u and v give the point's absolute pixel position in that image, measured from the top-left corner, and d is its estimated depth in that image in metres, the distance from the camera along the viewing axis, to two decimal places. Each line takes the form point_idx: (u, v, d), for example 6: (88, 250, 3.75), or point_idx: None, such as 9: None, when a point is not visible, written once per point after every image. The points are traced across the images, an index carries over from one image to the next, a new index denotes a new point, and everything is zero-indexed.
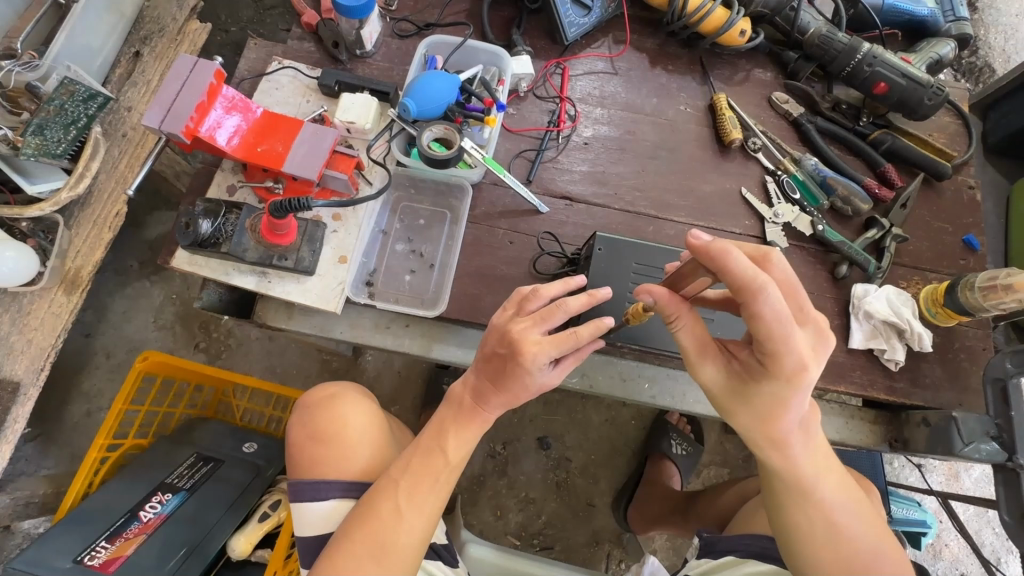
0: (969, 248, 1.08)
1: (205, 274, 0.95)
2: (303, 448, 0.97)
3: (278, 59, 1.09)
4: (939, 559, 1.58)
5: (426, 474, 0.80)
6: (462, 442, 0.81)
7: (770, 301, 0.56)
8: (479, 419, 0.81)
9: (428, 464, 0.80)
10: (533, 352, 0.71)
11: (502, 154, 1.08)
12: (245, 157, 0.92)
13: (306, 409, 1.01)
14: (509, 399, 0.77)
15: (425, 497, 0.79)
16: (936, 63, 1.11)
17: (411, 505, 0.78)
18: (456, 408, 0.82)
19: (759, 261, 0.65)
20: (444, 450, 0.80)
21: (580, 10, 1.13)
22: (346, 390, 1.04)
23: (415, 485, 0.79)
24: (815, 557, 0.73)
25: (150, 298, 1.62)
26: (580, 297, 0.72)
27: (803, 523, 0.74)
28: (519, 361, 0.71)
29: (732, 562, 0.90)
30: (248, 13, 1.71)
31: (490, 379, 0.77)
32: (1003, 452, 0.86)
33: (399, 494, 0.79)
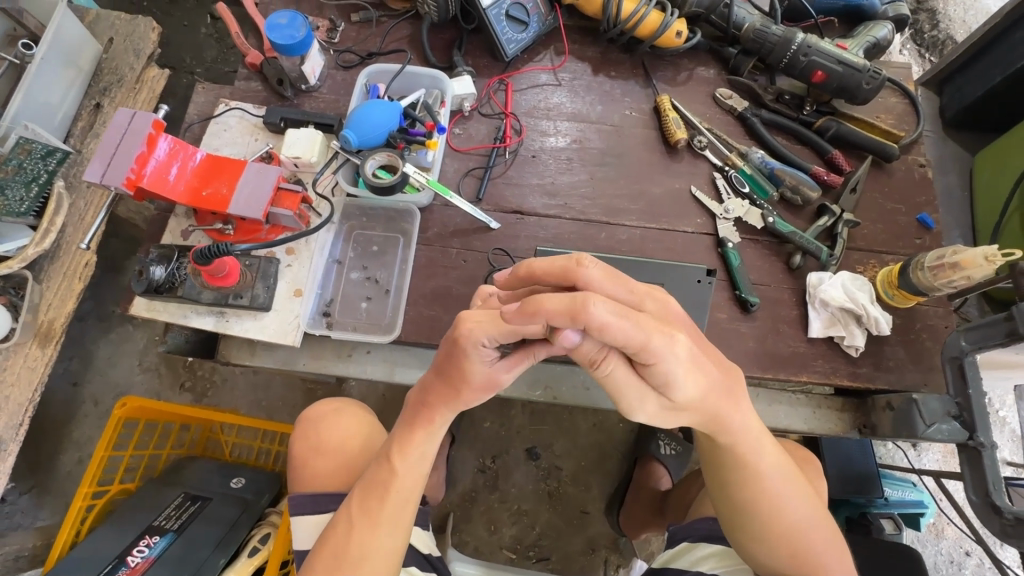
0: (924, 226, 1.08)
1: (164, 319, 0.96)
2: (305, 461, 0.97)
3: (225, 101, 1.11)
4: (942, 538, 1.55)
5: (374, 489, 0.78)
6: (411, 454, 0.77)
7: (603, 309, 0.55)
8: (425, 424, 0.76)
9: (378, 476, 0.78)
10: (469, 328, 0.63)
11: (451, 175, 1.09)
12: (191, 202, 0.94)
13: (308, 422, 1.02)
14: (450, 394, 0.72)
15: (376, 512, 0.77)
16: (874, 47, 1.12)
17: (362, 517, 0.77)
18: (407, 415, 0.78)
19: (571, 268, 0.62)
20: (391, 463, 0.78)
21: (518, 26, 1.14)
22: (349, 405, 1.06)
23: (365, 496, 0.78)
24: (760, 538, 0.78)
25: (133, 342, 1.64)
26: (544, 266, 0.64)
27: (751, 512, 0.78)
28: (456, 343, 0.65)
29: (685, 549, 0.94)
30: (211, 54, 1.74)
31: (436, 375, 0.72)
32: (964, 431, 0.87)
33: (351, 506, 0.79)
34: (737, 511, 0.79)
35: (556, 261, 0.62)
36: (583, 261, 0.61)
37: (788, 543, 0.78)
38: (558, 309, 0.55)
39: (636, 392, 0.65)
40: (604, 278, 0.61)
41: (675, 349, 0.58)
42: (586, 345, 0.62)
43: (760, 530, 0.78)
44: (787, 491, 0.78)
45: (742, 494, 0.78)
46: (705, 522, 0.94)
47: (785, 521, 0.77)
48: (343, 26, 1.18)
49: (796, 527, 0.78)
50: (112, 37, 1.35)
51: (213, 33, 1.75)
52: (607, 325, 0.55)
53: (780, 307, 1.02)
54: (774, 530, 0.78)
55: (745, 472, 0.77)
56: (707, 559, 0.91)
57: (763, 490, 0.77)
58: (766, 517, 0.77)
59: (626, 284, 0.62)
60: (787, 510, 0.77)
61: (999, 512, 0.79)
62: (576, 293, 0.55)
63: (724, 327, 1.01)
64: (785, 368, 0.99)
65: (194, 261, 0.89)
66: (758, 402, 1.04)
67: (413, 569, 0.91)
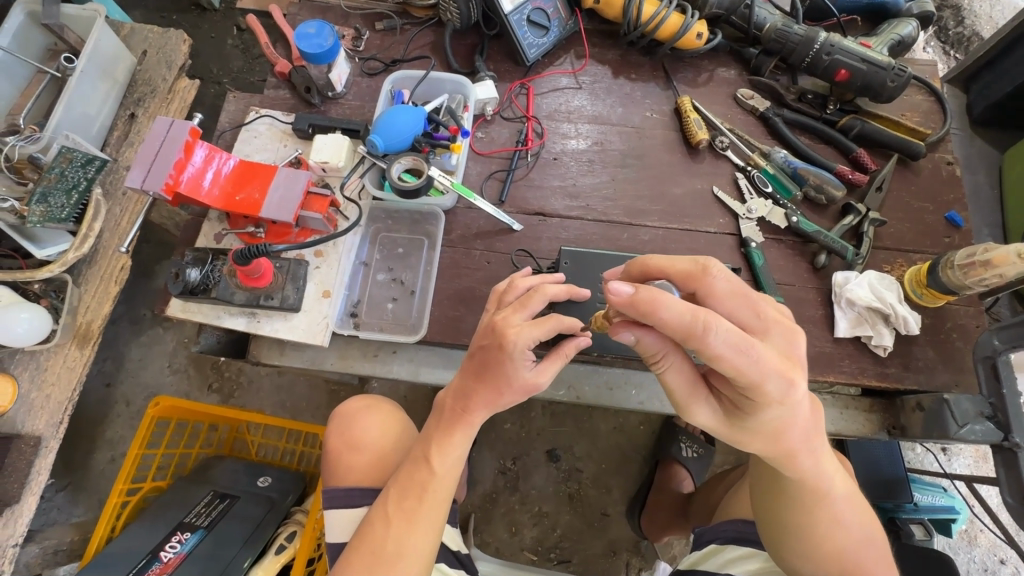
0: (953, 225, 1.07)
1: (198, 319, 0.99)
2: (338, 455, 0.99)
3: (255, 109, 1.15)
4: (975, 546, 1.50)
5: (411, 487, 0.79)
6: (449, 454, 0.78)
7: (719, 337, 0.55)
8: (465, 423, 0.76)
9: (414, 475, 0.79)
10: (514, 338, 0.66)
11: (474, 178, 1.11)
12: (226, 207, 0.97)
13: (343, 416, 1.04)
14: (492, 392, 0.71)
15: (412, 509, 0.78)
16: (898, 45, 1.12)
17: (399, 515, 0.78)
18: (443, 416, 0.78)
19: (699, 273, 0.64)
20: (430, 463, 0.78)
21: (538, 31, 1.15)
22: (382, 401, 1.08)
23: (401, 496, 0.79)
24: (814, 555, 0.76)
25: (163, 344, 1.69)
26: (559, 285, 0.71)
27: (809, 525, 0.76)
28: (503, 350, 0.66)
29: (713, 551, 0.94)
30: (237, 64, 1.79)
31: (471, 373, 0.71)
32: (999, 432, 0.85)
33: (388, 502, 0.80)
34: (790, 526, 0.77)
35: (683, 263, 0.65)
36: (711, 270, 0.63)
37: (833, 555, 0.76)
38: (676, 321, 0.55)
39: (692, 395, 0.67)
40: (729, 293, 0.63)
41: (787, 392, 0.60)
42: (645, 344, 0.63)
43: (808, 544, 0.76)
44: (847, 513, 0.76)
45: (798, 515, 0.76)
46: (734, 525, 0.93)
47: (840, 539, 0.76)
48: (367, 34, 1.22)
49: (848, 541, 0.76)
50: (146, 50, 1.41)
51: (239, 45, 1.81)
52: (721, 355, 0.56)
53: (804, 307, 1.02)
54: (821, 541, 0.76)
55: (813, 493, 0.74)
56: (734, 561, 0.90)
57: (823, 508, 0.75)
58: (805, 527, 0.76)
59: (751, 306, 0.63)
60: (835, 523, 0.76)
61: None
62: (699, 313, 0.54)
63: None
64: (812, 367, 0.98)
65: (232, 262, 0.92)
66: None
67: (443, 566, 0.92)
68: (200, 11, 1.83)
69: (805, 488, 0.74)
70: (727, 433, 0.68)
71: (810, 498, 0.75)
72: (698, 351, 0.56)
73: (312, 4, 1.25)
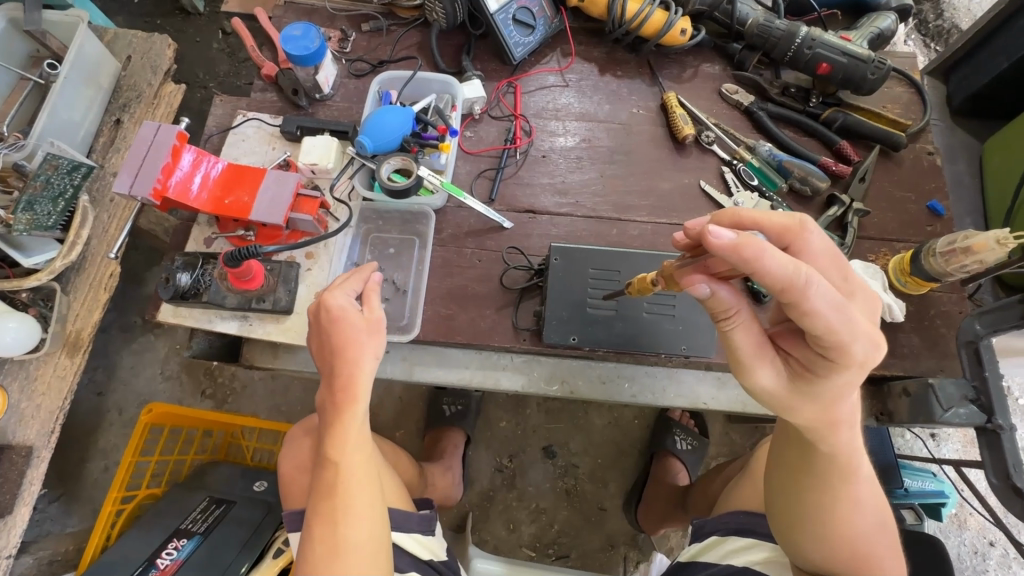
0: (935, 213, 1.09)
1: (190, 324, 0.99)
2: (291, 479, 1.04)
3: (243, 112, 1.15)
4: (964, 529, 1.52)
5: (324, 489, 0.72)
6: (345, 442, 0.71)
7: (821, 295, 0.51)
8: (347, 407, 0.71)
9: (326, 476, 0.73)
10: (327, 299, 0.73)
11: (463, 177, 1.12)
12: (215, 210, 0.97)
13: (297, 437, 1.09)
14: (346, 362, 0.70)
15: (335, 509, 0.72)
16: (878, 38, 1.14)
17: (322, 519, 0.72)
18: (329, 410, 0.72)
19: (793, 230, 0.60)
20: (331, 459, 0.72)
21: (524, 30, 1.16)
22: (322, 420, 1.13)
23: (323, 500, 0.72)
24: (828, 535, 0.76)
25: (155, 351, 1.68)
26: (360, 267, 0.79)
27: (829, 504, 0.75)
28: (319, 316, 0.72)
29: (715, 542, 0.95)
30: (224, 67, 1.78)
31: (325, 356, 0.73)
32: (982, 414, 0.86)
33: (309, 514, 0.73)
34: (809, 505, 0.76)
35: (778, 218, 0.61)
36: (807, 227, 0.60)
37: (846, 540, 0.76)
38: (777, 274, 0.51)
39: (756, 357, 0.61)
40: (824, 251, 0.59)
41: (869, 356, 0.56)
42: (719, 299, 0.58)
43: (825, 524, 0.76)
44: (865, 494, 0.75)
45: (824, 492, 0.74)
46: (737, 516, 0.94)
47: (856, 520, 0.76)
48: (354, 36, 1.22)
49: (864, 521, 0.76)
50: (130, 55, 1.40)
51: (225, 49, 1.80)
52: (816, 311, 0.52)
53: None
54: (836, 521, 0.75)
55: (842, 470, 0.72)
56: (737, 552, 0.91)
57: (846, 486, 0.74)
58: (826, 510, 0.75)
59: (839, 266, 0.60)
60: (854, 507, 0.75)
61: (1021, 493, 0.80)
62: (802, 269, 0.51)
63: None
64: None
65: (222, 265, 0.92)
66: None
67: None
68: (185, 16, 1.82)
69: (837, 469, 0.72)
70: (785, 401, 0.62)
71: (840, 475, 0.72)
72: (791, 304, 0.53)
73: (298, 6, 1.25)
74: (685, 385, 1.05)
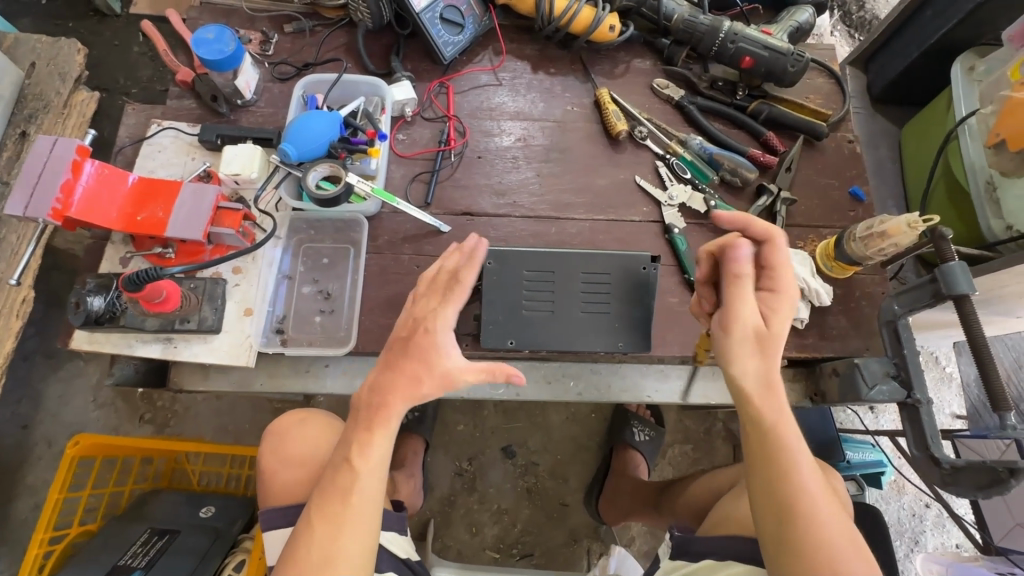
0: (856, 199, 1.13)
1: (108, 351, 0.93)
2: (273, 473, 0.96)
3: (157, 121, 1.08)
4: (903, 493, 1.60)
5: (333, 493, 0.72)
6: (372, 451, 0.73)
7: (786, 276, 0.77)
8: (383, 416, 0.72)
9: (338, 478, 0.73)
10: (441, 320, 0.73)
11: (397, 181, 1.09)
12: (126, 228, 0.91)
13: (276, 436, 1.00)
14: (411, 381, 0.72)
15: (339, 513, 0.72)
16: (797, 31, 1.17)
17: (323, 522, 0.72)
18: (362, 413, 0.73)
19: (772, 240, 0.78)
20: (352, 464, 0.73)
21: (453, 28, 1.14)
22: (317, 414, 1.05)
23: (326, 502, 0.72)
24: (795, 541, 0.69)
25: (85, 377, 1.57)
26: (451, 252, 0.79)
27: (787, 499, 0.71)
28: (418, 336, 0.73)
29: (708, 567, 0.91)
30: (147, 72, 1.67)
31: (390, 359, 0.73)
32: (902, 389, 0.90)
33: (311, 513, 0.73)
34: (767, 503, 0.72)
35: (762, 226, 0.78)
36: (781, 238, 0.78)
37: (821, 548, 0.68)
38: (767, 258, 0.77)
39: (745, 312, 0.74)
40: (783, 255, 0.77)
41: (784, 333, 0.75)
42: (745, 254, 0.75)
43: (787, 525, 0.70)
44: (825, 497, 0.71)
45: (778, 487, 0.72)
46: (732, 538, 0.90)
47: (826, 529, 0.69)
48: (276, 37, 1.17)
49: (835, 533, 0.69)
50: (34, 61, 1.30)
51: (147, 52, 1.69)
52: (781, 286, 0.76)
53: None
54: (803, 528, 0.69)
55: (783, 456, 0.72)
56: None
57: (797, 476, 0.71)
58: (782, 500, 0.71)
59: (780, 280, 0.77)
60: (815, 510, 0.70)
61: (937, 463, 0.83)
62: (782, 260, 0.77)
63: (676, 311, 1.04)
64: None
65: (125, 291, 0.83)
66: (714, 380, 1.07)
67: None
68: (101, 18, 1.70)
69: (774, 452, 0.72)
70: (741, 358, 0.74)
71: (782, 462, 0.72)
72: (772, 277, 0.77)
73: (215, 7, 1.19)
74: (630, 379, 1.06)
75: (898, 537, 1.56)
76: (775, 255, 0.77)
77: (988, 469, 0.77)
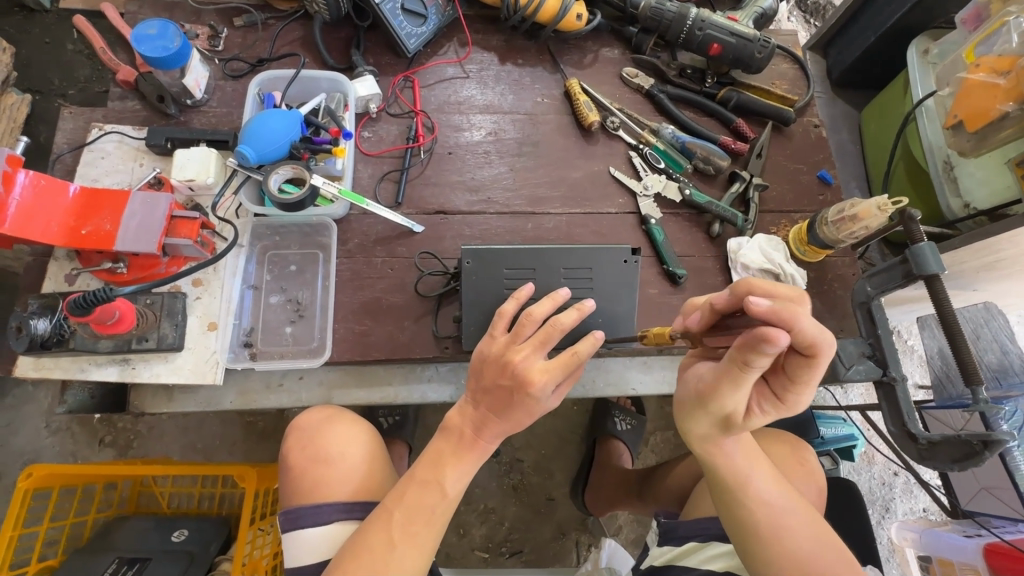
0: (825, 182, 1.15)
1: (57, 376, 0.86)
2: (302, 472, 0.87)
3: (98, 124, 1.00)
4: (873, 464, 1.66)
5: (420, 510, 0.72)
6: (460, 477, 0.74)
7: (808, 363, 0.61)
8: (480, 449, 0.75)
9: (424, 497, 0.72)
10: (541, 383, 0.68)
11: (365, 181, 1.05)
12: (71, 243, 0.84)
13: (301, 432, 0.91)
14: (515, 426, 0.73)
15: (418, 531, 0.71)
16: (761, 17, 1.18)
17: (403, 538, 0.70)
18: (454, 439, 0.74)
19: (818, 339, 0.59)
20: (444, 485, 0.73)
21: (415, 20, 1.09)
22: (343, 411, 0.96)
23: (409, 518, 0.71)
24: (764, 554, 0.74)
25: (36, 403, 1.47)
26: (545, 302, 0.73)
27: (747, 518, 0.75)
28: (528, 393, 0.68)
29: (694, 549, 0.91)
30: (85, 72, 1.55)
31: (489, 408, 0.72)
32: (878, 368, 0.92)
33: (392, 524, 0.71)
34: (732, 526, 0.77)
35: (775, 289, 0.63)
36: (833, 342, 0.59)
37: (791, 561, 0.72)
38: (807, 331, 0.57)
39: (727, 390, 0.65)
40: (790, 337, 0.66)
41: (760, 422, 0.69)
42: (770, 313, 0.57)
43: (757, 544, 0.74)
44: (780, 508, 0.75)
45: (735, 510, 0.76)
46: (715, 521, 0.91)
47: (788, 537, 0.73)
48: (226, 32, 1.09)
49: (797, 541, 0.73)
50: None
51: (83, 49, 1.57)
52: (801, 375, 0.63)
53: (705, 276, 1.07)
54: (767, 541, 0.74)
55: (733, 482, 0.76)
56: (719, 558, 0.88)
57: (751, 496, 0.76)
58: (737, 519, 0.76)
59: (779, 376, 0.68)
60: (774, 521, 0.75)
61: (914, 438, 0.85)
62: (821, 340, 0.58)
63: (656, 302, 1.04)
64: None
65: (71, 316, 0.75)
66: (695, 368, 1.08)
67: None
68: (28, 13, 1.56)
69: (725, 480, 0.76)
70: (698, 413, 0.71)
71: (732, 485, 0.76)
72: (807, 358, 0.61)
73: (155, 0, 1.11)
74: (613, 373, 1.07)
75: (871, 506, 1.62)
76: (807, 364, 0.61)
77: (963, 443, 0.78)
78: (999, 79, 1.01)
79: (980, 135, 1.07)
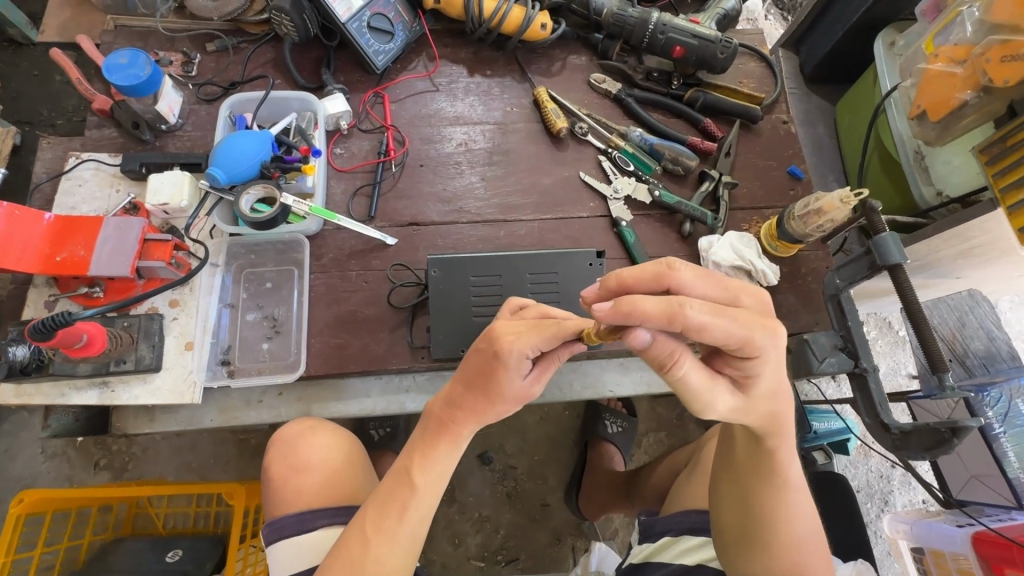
0: (795, 177, 1.16)
1: (38, 402, 0.87)
2: (285, 482, 0.88)
3: (75, 153, 1.02)
4: (869, 456, 1.65)
5: (391, 504, 0.72)
6: (435, 468, 0.72)
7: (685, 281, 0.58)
8: (452, 438, 0.71)
9: (395, 491, 0.72)
10: (509, 343, 0.61)
11: (339, 197, 1.06)
12: (46, 270, 0.86)
13: (283, 444, 0.91)
14: (484, 407, 0.67)
15: (391, 527, 0.71)
16: (724, 18, 1.19)
17: (376, 533, 0.71)
18: (429, 428, 0.73)
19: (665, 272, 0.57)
20: (413, 478, 0.72)
21: (383, 37, 1.11)
22: (325, 421, 0.96)
23: (381, 513, 0.72)
24: (770, 543, 0.76)
25: (32, 429, 1.49)
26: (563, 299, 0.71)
27: (765, 510, 0.75)
28: (495, 357, 0.61)
29: (667, 543, 0.91)
30: (71, 102, 1.59)
31: (464, 381, 0.67)
32: (850, 360, 0.94)
33: (365, 521, 0.72)
34: (741, 512, 0.78)
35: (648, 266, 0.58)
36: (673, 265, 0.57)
37: (788, 544, 0.75)
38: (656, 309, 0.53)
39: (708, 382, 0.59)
40: (696, 278, 0.58)
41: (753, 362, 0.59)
42: (660, 344, 0.55)
43: (763, 536, 0.76)
44: (801, 504, 0.75)
45: (757, 499, 0.75)
46: (688, 514, 0.91)
47: (793, 530, 0.75)
48: (199, 57, 1.12)
49: (802, 530, 0.76)
50: None
51: (69, 80, 1.60)
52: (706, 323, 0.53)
53: None
54: (774, 529, 0.75)
55: (773, 475, 0.73)
56: (691, 551, 0.88)
57: (784, 491, 0.74)
58: (749, 508, 0.76)
59: (719, 281, 0.59)
60: (790, 515, 0.75)
61: (887, 429, 0.86)
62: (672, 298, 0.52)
63: None
64: None
65: (40, 342, 0.77)
66: None
67: None
68: (16, 47, 1.60)
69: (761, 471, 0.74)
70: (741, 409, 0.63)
71: (769, 476, 0.73)
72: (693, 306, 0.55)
73: (130, 30, 1.14)
74: (590, 375, 1.07)
75: (869, 499, 1.61)
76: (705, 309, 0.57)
77: (932, 431, 0.79)
78: (956, 68, 1.01)
79: (943, 123, 1.08)
